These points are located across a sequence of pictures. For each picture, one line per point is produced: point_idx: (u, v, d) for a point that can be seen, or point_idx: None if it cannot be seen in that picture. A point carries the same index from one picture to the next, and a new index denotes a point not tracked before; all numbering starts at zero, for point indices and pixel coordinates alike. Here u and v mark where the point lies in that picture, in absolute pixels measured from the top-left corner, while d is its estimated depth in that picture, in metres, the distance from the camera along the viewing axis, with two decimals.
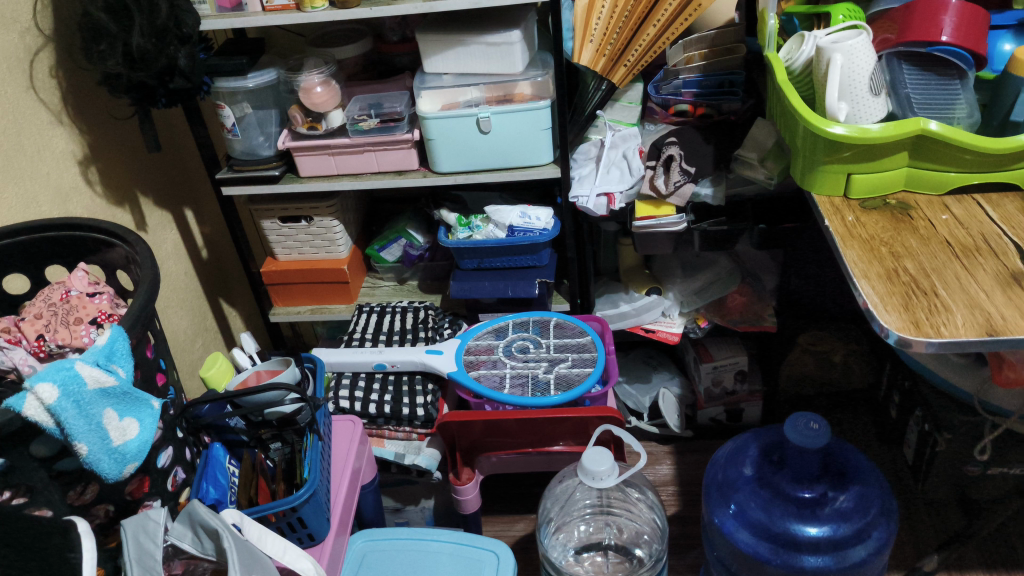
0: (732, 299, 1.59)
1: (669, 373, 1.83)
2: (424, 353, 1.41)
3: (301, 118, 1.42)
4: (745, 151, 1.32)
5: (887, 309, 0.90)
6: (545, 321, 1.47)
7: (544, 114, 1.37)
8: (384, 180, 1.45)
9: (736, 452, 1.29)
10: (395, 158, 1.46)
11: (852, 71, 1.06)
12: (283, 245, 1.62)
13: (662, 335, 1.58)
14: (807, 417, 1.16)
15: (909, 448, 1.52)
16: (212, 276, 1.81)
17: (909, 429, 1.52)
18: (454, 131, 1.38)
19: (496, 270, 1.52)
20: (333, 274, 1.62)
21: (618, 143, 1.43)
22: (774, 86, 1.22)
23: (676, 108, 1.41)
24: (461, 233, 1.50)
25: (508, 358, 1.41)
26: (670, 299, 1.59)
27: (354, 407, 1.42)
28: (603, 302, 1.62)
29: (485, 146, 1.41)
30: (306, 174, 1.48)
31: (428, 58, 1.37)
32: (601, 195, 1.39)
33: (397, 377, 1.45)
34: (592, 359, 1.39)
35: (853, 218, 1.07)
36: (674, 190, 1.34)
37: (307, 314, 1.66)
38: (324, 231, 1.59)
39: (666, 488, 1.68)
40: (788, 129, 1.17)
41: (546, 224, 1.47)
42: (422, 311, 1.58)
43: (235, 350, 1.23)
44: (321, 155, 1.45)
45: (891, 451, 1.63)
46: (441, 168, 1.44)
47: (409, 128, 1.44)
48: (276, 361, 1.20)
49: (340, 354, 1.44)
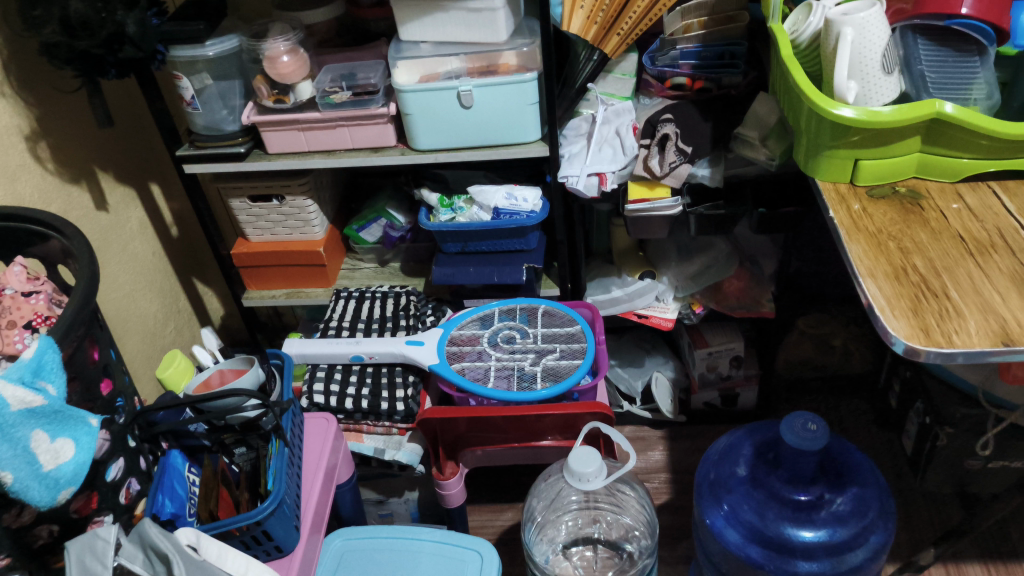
0: (730, 283, 1.50)
1: (663, 358, 1.75)
2: (404, 344, 1.34)
3: (266, 91, 1.32)
4: (746, 129, 1.24)
5: (895, 313, 0.79)
6: (533, 309, 1.40)
7: (531, 88, 1.26)
8: (359, 158, 1.36)
9: (728, 452, 1.19)
10: (370, 134, 1.36)
11: (863, 47, 0.92)
12: (254, 225, 1.53)
13: (655, 321, 1.51)
14: (804, 417, 1.06)
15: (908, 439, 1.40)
16: (183, 254, 1.72)
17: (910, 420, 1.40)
18: (433, 105, 1.28)
19: (481, 254, 1.45)
20: (309, 256, 1.54)
21: (612, 119, 1.33)
22: (779, 58, 1.08)
23: (673, 82, 1.31)
24: (443, 215, 1.41)
25: (494, 350, 1.34)
26: (665, 284, 1.51)
27: (329, 402, 1.33)
28: (594, 287, 1.55)
29: (468, 122, 1.30)
30: (274, 151, 1.39)
31: (404, 25, 1.25)
32: (592, 174, 1.30)
33: (376, 370, 1.37)
34: (581, 351, 1.33)
35: (859, 208, 0.96)
36: (669, 170, 1.25)
37: (281, 299, 1.59)
38: (297, 211, 1.51)
39: (657, 476, 1.63)
40: (793, 109, 1.05)
41: (533, 207, 1.38)
42: (403, 297, 1.50)
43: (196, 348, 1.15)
44: (291, 130, 1.35)
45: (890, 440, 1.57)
46: (421, 146, 1.34)
47: (385, 102, 1.34)
48: (240, 359, 1.11)
49: (315, 345, 1.36)
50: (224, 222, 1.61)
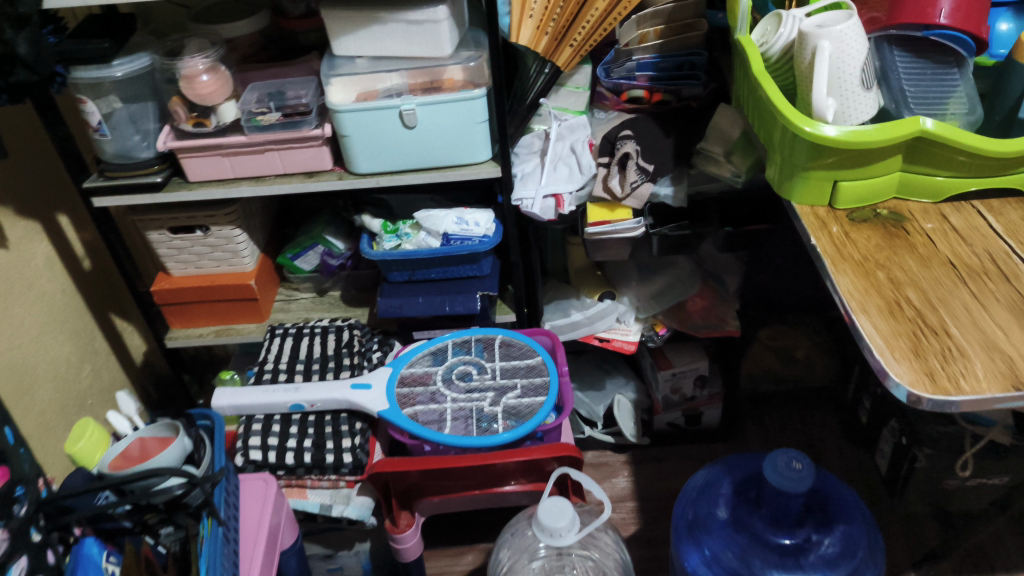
0: (693, 302, 1.43)
1: (624, 378, 1.67)
2: (348, 388, 1.23)
3: (185, 114, 1.19)
4: (708, 144, 1.17)
5: (895, 355, 0.72)
6: (489, 339, 1.31)
7: (479, 105, 1.17)
8: (291, 185, 1.24)
9: (708, 489, 1.11)
10: (302, 158, 1.24)
11: (842, 61, 0.85)
12: (175, 258, 1.39)
13: (617, 345, 1.43)
14: (787, 454, 1.00)
15: (881, 459, 1.35)
16: (98, 289, 1.57)
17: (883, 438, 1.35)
18: (372, 125, 1.17)
19: (430, 282, 1.34)
20: (239, 290, 1.41)
21: (565, 135, 1.24)
22: (746, 71, 1.01)
23: (630, 94, 1.23)
24: (388, 241, 1.29)
25: (449, 390, 1.24)
26: (625, 305, 1.43)
27: (268, 458, 1.21)
28: (553, 311, 1.46)
29: (410, 143, 1.19)
30: (195, 179, 1.26)
31: (337, 38, 1.14)
32: (548, 196, 1.21)
33: (318, 418, 1.25)
34: (544, 385, 1.24)
35: (841, 234, 0.89)
36: (630, 191, 1.16)
37: (210, 337, 1.45)
38: (224, 242, 1.37)
39: (625, 504, 1.57)
40: (765, 128, 0.99)
41: (486, 231, 1.28)
42: (346, 332, 1.39)
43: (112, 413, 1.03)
44: (212, 156, 1.22)
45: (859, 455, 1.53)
46: (361, 169, 1.23)
47: (319, 123, 1.22)
48: (163, 426, 1.01)
49: (248, 394, 1.23)
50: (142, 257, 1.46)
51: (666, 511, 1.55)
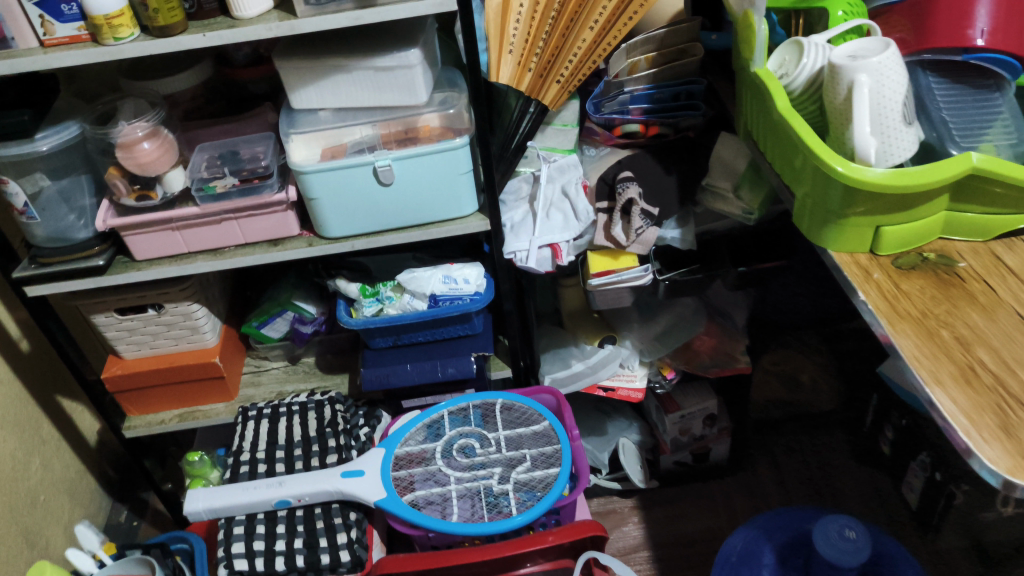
0: (700, 341, 1.33)
1: (626, 421, 1.56)
2: (339, 477, 1.09)
3: (126, 187, 1.04)
4: (713, 179, 1.07)
5: (985, 437, 0.63)
6: (489, 404, 1.19)
7: (462, 155, 1.04)
8: (255, 256, 1.10)
9: (748, 559, 1.00)
10: (265, 225, 1.10)
11: (883, 97, 0.76)
12: (126, 340, 1.23)
13: (623, 394, 1.32)
14: (838, 522, 0.89)
15: (912, 494, 1.29)
16: (40, 371, 1.40)
17: (912, 472, 1.28)
18: (342, 185, 1.04)
19: (417, 345, 1.22)
20: (202, 369, 1.26)
21: (555, 177, 1.14)
22: (760, 102, 0.90)
23: (623, 129, 1.13)
24: (367, 307, 1.15)
25: (452, 468, 1.11)
26: (627, 348, 1.32)
27: (256, 566, 1.05)
28: (552, 363, 1.34)
29: (385, 201, 1.06)
30: (143, 258, 1.11)
31: (296, 91, 1.01)
32: (543, 246, 1.10)
33: (307, 513, 1.10)
34: (555, 454, 1.12)
35: (890, 284, 0.79)
36: (635, 236, 1.06)
37: (172, 423, 1.30)
38: (181, 318, 1.22)
39: (637, 554, 1.46)
40: (789, 166, 0.88)
41: (476, 288, 1.15)
42: (327, 409, 1.24)
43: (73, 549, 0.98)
44: (163, 231, 1.08)
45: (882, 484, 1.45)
46: (333, 234, 1.10)
47: (281, 185, 1.08)
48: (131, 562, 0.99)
49: (225, 494, 1.07)
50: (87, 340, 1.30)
51: (683, 559, 1.44)
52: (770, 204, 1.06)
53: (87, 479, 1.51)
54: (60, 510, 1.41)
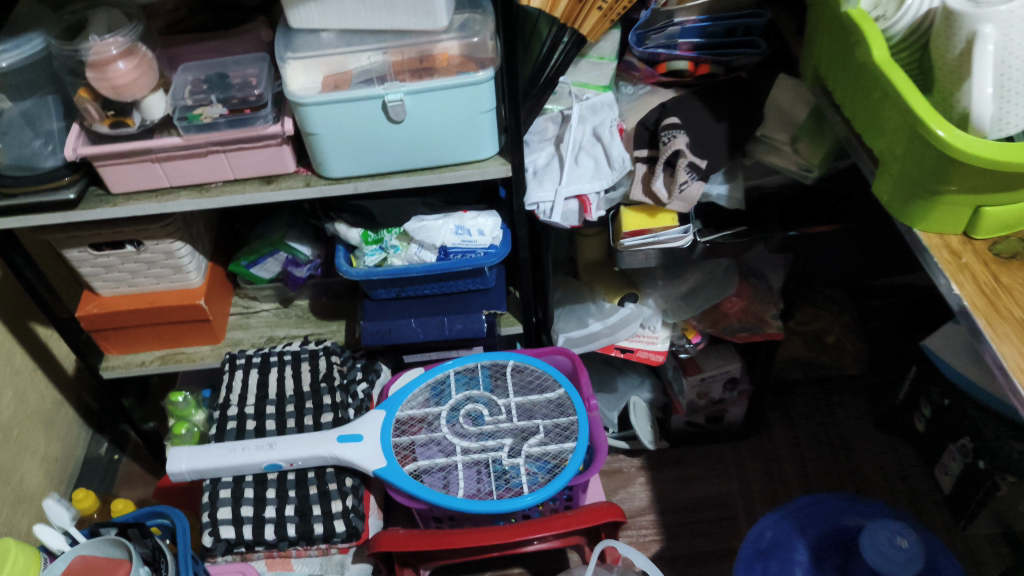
0: (729, 303, 1.23)
1: (638, 377, 1.47)
2: (334, 442, 0.99)
3: (98, 112, 0.91)
4: (770, 130, 0.96)
5: None
6: (499, 364, 1.10)
7: (485, 91, 0.91)
8: (245, 195, 0.98)
9: (778, 551, 0.93)
10: (256, 160, 0.97)
11: (1009, 55, 0.65)
12: (102, 277, 1.13)
13: (642, 356, 1.23)
14: (888, 528, 0.82)
15: (946, 477, 1.26)
16: (10, 299, 1.28)
17: (949, 454, 1.24)
18: (345, 120, 0.91)
19: (422, 298, 1.11)
20: (186, 311, 1.16)
21: (587, 117, 1.02)
22: (846, 50, 0.80)
23: (668, 66, 1.01)
24: (370, 256, 1.04)
25: (457, 435, 1.02)
26: (649, 308, 1.22)
27: (243, 534, 0.97)
28: (566, 321, 1.24)
29: (395, 141, 0.94)
30: (119, 191, 0.99)
31: (292, 9, 0.87)
32: (570, 198, 0.99)
33: (299, 476, 1.01)
34: (571, 426, 1.03)
35: (988, 275, 0.69)
36: (677, 192, 0.94)
37: (155, 367, 1.20)
38: (163, 256, 1.11)
39: (644, 517, 1.39)
40: (870, 127, 0.77)
41: (491, 240, 1.04)
42: (322, 361, 1.13)
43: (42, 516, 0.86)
44: (141, 163, 0.96)
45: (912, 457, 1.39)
46: (334, 174, 0.97)
47: (277, 117, 0.95)
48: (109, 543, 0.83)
49: (210, 455, 0.98)
50: (54, 272, 1.18)
51: (691, 524, 1.37)
52: (830, 161, 0.96)
53: (64, 410, 1.43)
54: (35, 442, 1.34)
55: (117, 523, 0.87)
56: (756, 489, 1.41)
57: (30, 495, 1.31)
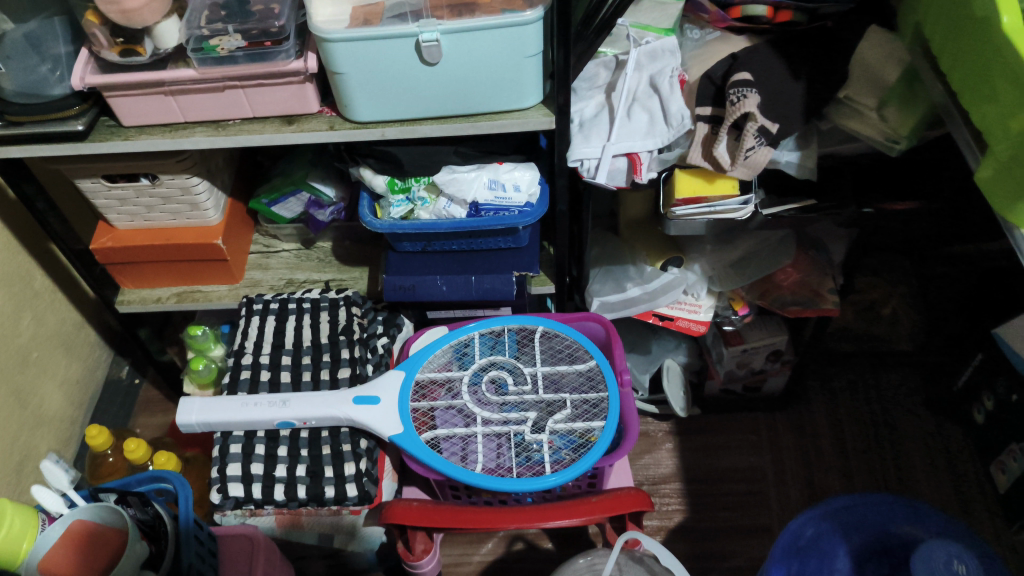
0: (784, 274, 1.15)
1: (673, 339, 1.39)
2: (350, 404, 0.95)
3: (107, 38, 0.84)
4: (855, 92, 0.87)
5: None
6: (527, 329, 1.04)
7: (532, 33, 0.80)
8: (264, 136, 0.90)
9: (820, 551, 0.91)
10: (277, 98, 0.89)
11: None
12: (116, 210, 1.07)
13: (682, 325, 1.16)
14: (946, 551, 0.80)
15: (1003, 476, 1.23)
16: (25, 219, 1.23)
17: (1010, 453, 1.22)
18: (374, 59, 0.81)
19: (450, 253, 1.04)
20: (203, 250, 1.10)
21: (644, 65, 0.91)
22: (964, 5, 0.75)
23: (743, 10, 0.89)
24: (396, 207, 0.97)
25: (478, 403, 0.97)
26: (695, 275, 1.14)
27: (253, 492, 0.94)
28: (603, 282, 1.15)
29: (428, 84, 0.84)
30: (130, 124, 0.92)
31: None
32: (619, 156, 0.90)
33: (312, 435, 0.98)
34: (601, 403, 0.98)
35: None
36: (742, 159, 0.85)
37: (170, 304, 1.15)
38: (180, 191, 1.04)
39: (669, 486, 1.33)
40: (981, 94, 0.74)
41: (528, 197, 0.97)
42: (342, 312, 1.08)
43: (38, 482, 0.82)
44: (153, 95, 0.88)
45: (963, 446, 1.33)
46: (360, 118, 0.89)
47: (300, 51, 0.86)
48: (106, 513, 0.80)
49: (223, 409, 0.95)
50: (66, 203, 1.14)
51: (720, 497, 1.32)
52: (922, 129, 0.87)
53: (86, 331, 1.41)
54: (52, 366, 1.31)
55: (115, 489, 0.85)
56: (790, 465, 1.35)
57: (49, 417, 1.30)
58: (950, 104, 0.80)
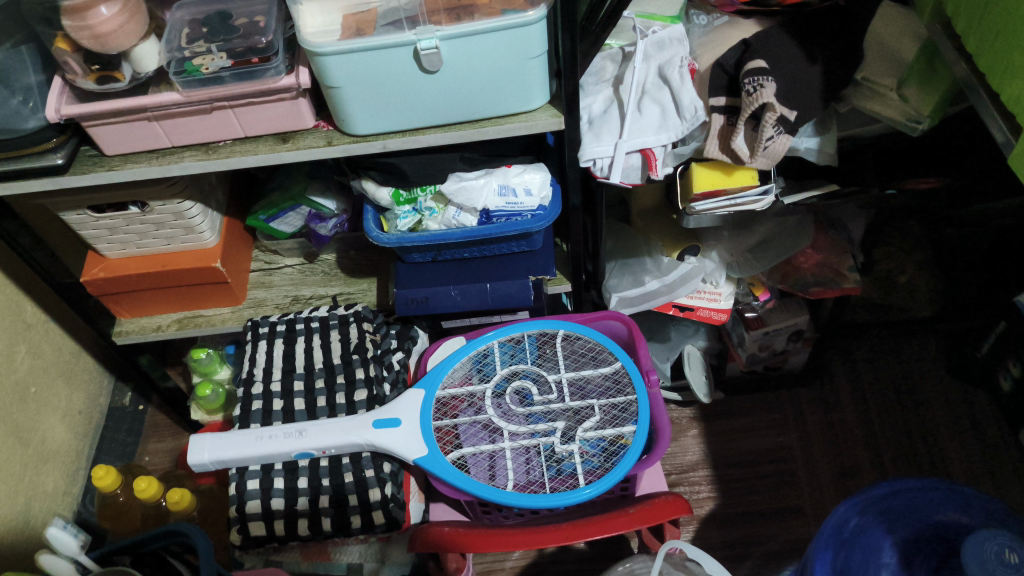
0: (804, 256, 1.12)
1: (691, 325, 1.35)
2: (370, 428, 0.91)
3: (81, 67, 0.79)
4: (874, 73, 0.83)
5: None
6: (548, 333, 1.00)
7: (536, 32, 0.75)
8: (258, 157, 0.85)
9: (864, 546, 0.84)
10: (270, 116, 0.84)
11: None
12: (106, 239, 1.02)
13: (703, 314, 1.13)
14: (995, 540, 0.71)
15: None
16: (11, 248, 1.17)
17: None
18: (370, 71, 0.76)
19: (461, 261, 1.00)
20: (201, 274, 1.05)
21: (652, 55, 0.86)
22: None
23: None
24: (402, 220, 0.93)
25: (503, 416, 0.94)
26: (713, 263, 1.10)
27: (275, 529, 0.94)
28: (620, 276, 1.12)
29: (429, 92, 0.79)
30: (113, 153, 0.87)
31: None
32: (633, 153, 0.85)
33: (333, 463, 0.96)
34: (630, 406, 0.94)
35: None
36: (762, 150, 0.81)
37: (171, 331, 1.11)
38: (172, 216, 0.99)
39: (696, 474, 1.31)
40: (1006, 62, 0.70)
41: (540, 200, 0.92)
42: (353, 329, 1.04)
43: (45, 554, 0.85)
44: (136, 122, 0.83)
45: (991, 413, 1.31)
46: (359, 131, 0.83)
47: (289, 66, 0.81)
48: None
49: (236, 444, 0.91)
50: (54, 237, 1.08)
51: (747, 480, 1.29)
52: (943, 107, 0.83)
53: (84, 359, 1.36)
54: (54, 398, 1.27)
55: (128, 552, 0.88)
56: (815, 442, 1.32)
57: (54, 452, 1.26)
58: (971, 76, 0.75)
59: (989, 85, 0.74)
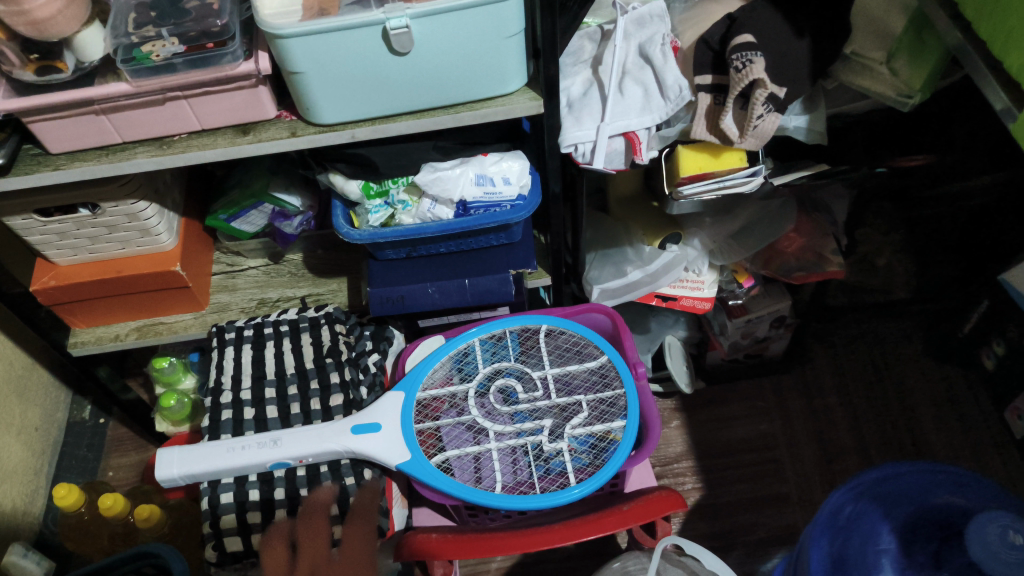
0: (787, 240, 1.10)
1: (671, 315, 1.33)
2: (348, 434, 0.86)
3: (18, 56, 0.72)
4: (862, 46, 0.82)
5: None
6: (531, 328, 0.96)
7: (512, 8, 0.71)
8: (217, 151, 0.79)
9: (859, 533, 0.81)
10: (228, 106, 0.78)
11: None
12: (56, 245, 0.95)
13: (686, 304, 1.10)
14: (997, 522, 0.69)
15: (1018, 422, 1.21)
16: None
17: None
18: (335, 53, 0.71)
19: (438, 257, 0.96)
20: (161, 279, 0.99)
21: (631, 33, 0.83)
22: None
23: None
24: (373, 215, 0.88)
25: (488, 416, 0.89)
26: (695, 250, 1.07)
27: (252, 544, 0.88)
28: (602, 268, 1.08)
29: (399, 76, 0.74)
30: (59, 151, 0.80)
31: None
32: (616, 137, 0.81)
33: (311, 471, 0.90)
34: (618, 400, 0.91)
35: None
36: (751, 129, 0.78)
37: (130, 341, 1.04)
38: (126, 218, 0.93)
39: (683, 465, 1.28)
40: (1004, 30, 0.67)
41: (519, 189, 0.88)
42: (325, 331, 0.99)
43: None
44: (83, 116, 0.77)
45: (971, 392, 1.31)
46: (325, 119, 0.78)
47: (248, 51, 0.75)
48: None
49: (206, 457, 0.85)
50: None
51: (735, 469, 1.27)
52: (934, 80, 0.81)
53: (38, 373, 1.28)
54: (7, 415, 1.19)
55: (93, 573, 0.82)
56: (801, 428, 1.30)
57: (9, 471, 1.18)
58: (965, 44, 0.73)
59: (983, 56, 0.72)
